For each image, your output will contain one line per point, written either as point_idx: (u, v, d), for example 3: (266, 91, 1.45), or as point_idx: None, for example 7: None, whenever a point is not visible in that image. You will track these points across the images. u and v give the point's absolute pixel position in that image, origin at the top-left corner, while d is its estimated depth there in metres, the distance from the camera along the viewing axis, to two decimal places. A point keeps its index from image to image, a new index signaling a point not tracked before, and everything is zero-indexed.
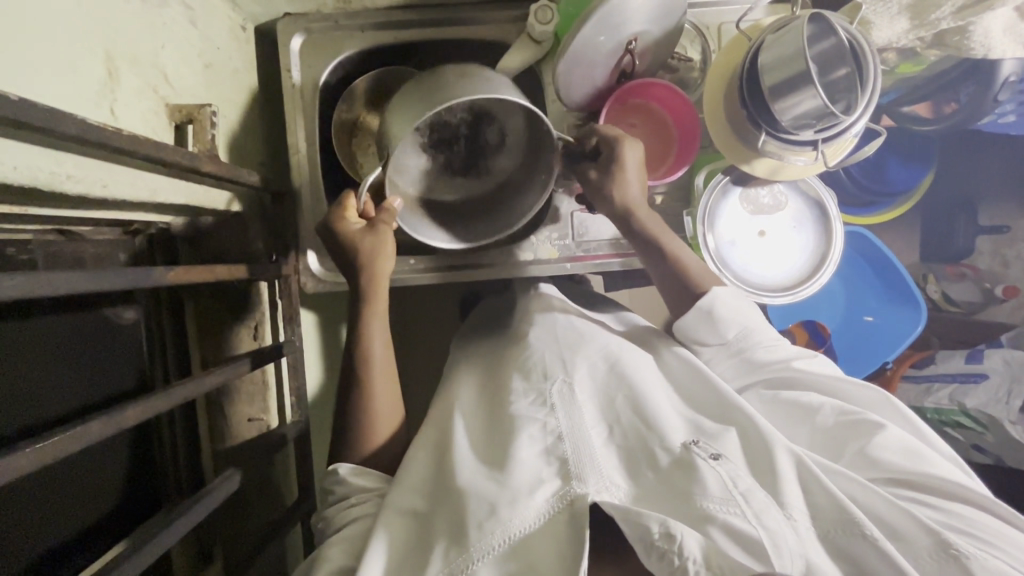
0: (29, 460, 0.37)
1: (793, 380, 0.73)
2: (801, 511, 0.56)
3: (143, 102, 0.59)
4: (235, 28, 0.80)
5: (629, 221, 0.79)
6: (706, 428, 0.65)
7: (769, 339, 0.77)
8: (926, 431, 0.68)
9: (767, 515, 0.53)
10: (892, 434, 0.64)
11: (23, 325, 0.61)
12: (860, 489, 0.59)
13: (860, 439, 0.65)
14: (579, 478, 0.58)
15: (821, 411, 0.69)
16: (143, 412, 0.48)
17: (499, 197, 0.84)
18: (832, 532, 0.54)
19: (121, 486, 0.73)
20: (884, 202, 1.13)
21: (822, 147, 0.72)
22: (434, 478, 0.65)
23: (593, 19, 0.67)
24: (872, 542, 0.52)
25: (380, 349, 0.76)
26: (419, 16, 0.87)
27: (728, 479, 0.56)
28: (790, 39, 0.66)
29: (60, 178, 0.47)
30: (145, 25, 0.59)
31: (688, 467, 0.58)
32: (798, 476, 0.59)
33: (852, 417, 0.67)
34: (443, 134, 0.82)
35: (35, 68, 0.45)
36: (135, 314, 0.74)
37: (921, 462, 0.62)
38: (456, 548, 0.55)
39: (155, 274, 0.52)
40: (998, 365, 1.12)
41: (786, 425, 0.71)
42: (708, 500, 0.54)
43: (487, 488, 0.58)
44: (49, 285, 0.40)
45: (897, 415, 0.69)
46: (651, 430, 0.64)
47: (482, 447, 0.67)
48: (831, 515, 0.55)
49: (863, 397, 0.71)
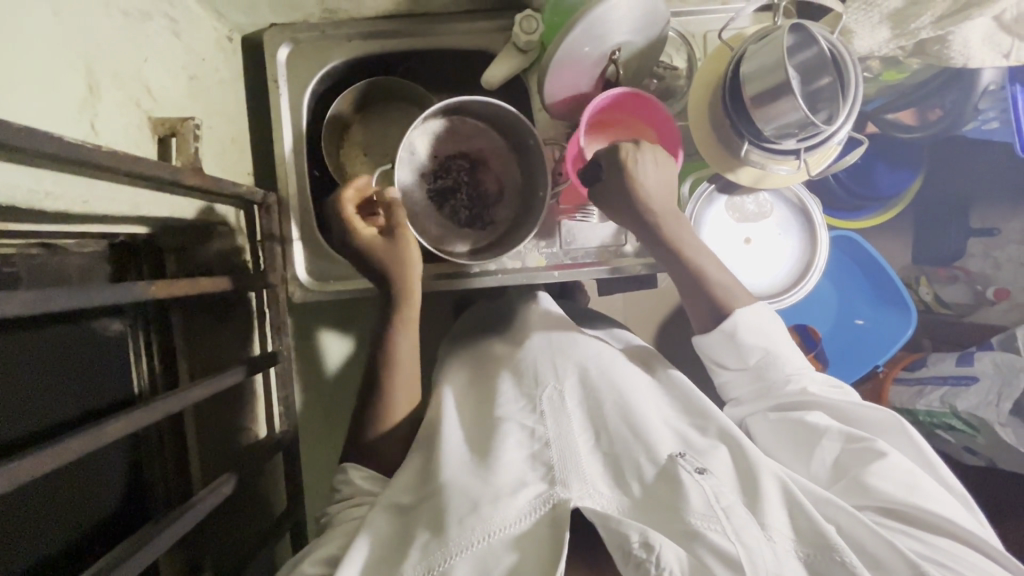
0: (3, 481, 0.37)
1: (801, 403, 0.73)
2: (782, 531, 0.55)
3: (125, 116, 0.59)
4: (220, 38, 0.80)
5: (645, 220, 0.79)
6: (695, 443, 0.66)
7: (794, 368, 0.75)
8: (934, 462, 0.67)
9: (748, 532, 0.54)
10: (894, 462, 0.64)
11: (10, 339, 0.61)
12: (844, 514, 0.59)
13: (858, 466, 0.65)
14: (563, 483, 0.58)
15: (826, 434, 0.68)
16: (122, 427, 0.49)
17: (505, 240, 0.89)
18: (813, 557, 0.54)
19: (114, 495, 0.73)
20: (871, 208, 1.15)
21: (805, 156, 0.73)
22: (419, 478, 0.65)
23: (578, 30, 0.68)
24: (850, 570, 0.52)
25: (408, 360, 0.76)
26: (404, 25, 0.87)
27: (712, 494, 0.57)
28: (770, 49, 0.67)
29: (39, 195, 0.47)
30: (127, 39, 0.60)
31: (673, 480, 0.58)
32: (784, 502, 0.58)
33: (852, 442, 0.67)
34: (446, 184, 0.90)
35: (13, 86, 0.45)
36: (123, 325, 0.74)
37: (915, 493, 0.61)
38: (438, 541, 0.55)
39: (139, 288, 0.52)
40: (988, 368, 1.12)
41: (788, 444, 0.70)
42: (692, 515, 0.54)
43: (470, 486, 0.59)
44: (25, 305, 0.40)
45: (906, 443, 0.69)
46: (637, 438, 0.64)
47: (469, 445, 0.67)
48: (810, 537, 0.55)
49: (871, 420, 0.70)
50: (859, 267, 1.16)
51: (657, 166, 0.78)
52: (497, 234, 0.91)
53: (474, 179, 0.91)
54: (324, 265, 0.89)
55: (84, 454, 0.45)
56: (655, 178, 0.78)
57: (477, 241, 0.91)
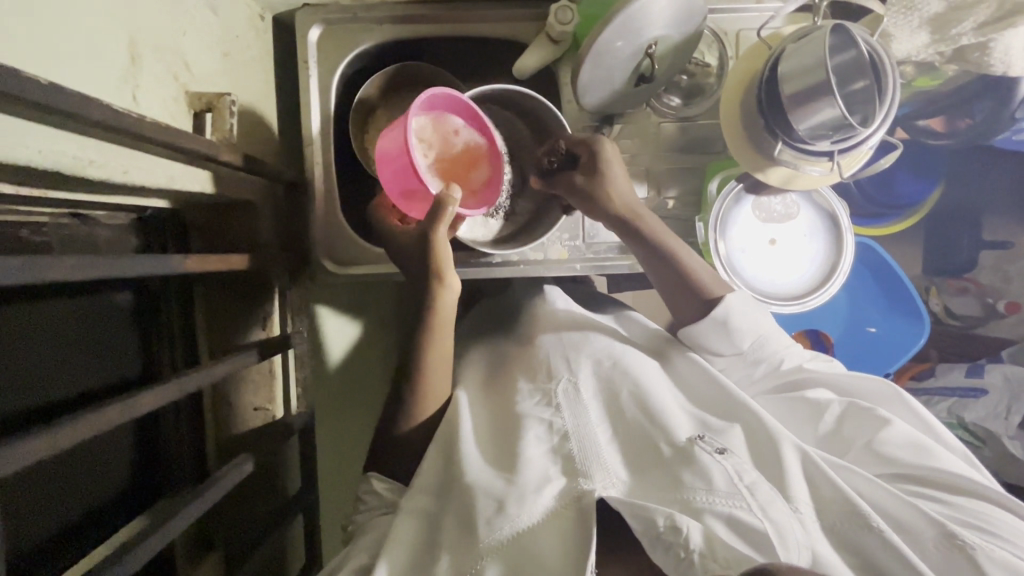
0: (51, 445, 0.38)
1: (796, 380, 0.77)
2: (807, 503, 0.58)
3: (164, 89, 0.59)
4: (253, 16, 0.80)
5: (628, 221, 0.79)
6: (711, 423, 0.67)
7: (782, 343, 0.78)
8: (932, 424, 0.71)
9: (774, 508, 0.55)
10: (898, 429, 0.67)
11: (37, 307, 0.59)
12: (866, 483, 0.61)
13: (865, 435, 0.68)
14: (586, 475, 0.58)
15: (829, 408, 0.72)
16: (157, 398, 0.49)
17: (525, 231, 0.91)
18: (840, 525, 0.56)
19: (132, 471, 0.73)
20: (891, 215, 1.13)
21: (838, 158, 0.73)
22: (442, 475, 0.65)
23: (617, 21, 0.68)
24: (878, 534, 0.55)
25: (433, 369, 0.73)
26: (435, 10, 0.87)
27: (734, 473, 0.57)
28: (812, 48, 0.67)
29: (83, 163, 0.46)
30: (167, 11, 0.59)
31: (693, 461, 0.59)
32: (804, 472, 0.61)
33: (854, 413, 0.70)
34: None
35: (60, 52, 0.45)
36: (144, 300, 0.73)
37: (924, 456, 0.65)
38: (467, 545, 0.56)
39: (172, 261, 0.52)
40: (997, 381, 1.13)
41: (792, 418, 0.74)
42: (714, 493, 0.55)
43: (496, 486, 0.59)
44: (71, 270, 0.40)
45: (905, 411, 0.73)
46: (655, 425, 0.65)
47: (487, 447, 0.67)
48: (836, 509, 0.57)
49: (868, 390, 0.75)
50: (875, 276, 1.15)
51: (620, 162, 0.81)
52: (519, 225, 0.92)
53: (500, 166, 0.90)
54: (350, 250, 0.89)
55: (120, 423, 0.45)
56: (621, 173, 0.81)
57: (497, 232, 0.91)
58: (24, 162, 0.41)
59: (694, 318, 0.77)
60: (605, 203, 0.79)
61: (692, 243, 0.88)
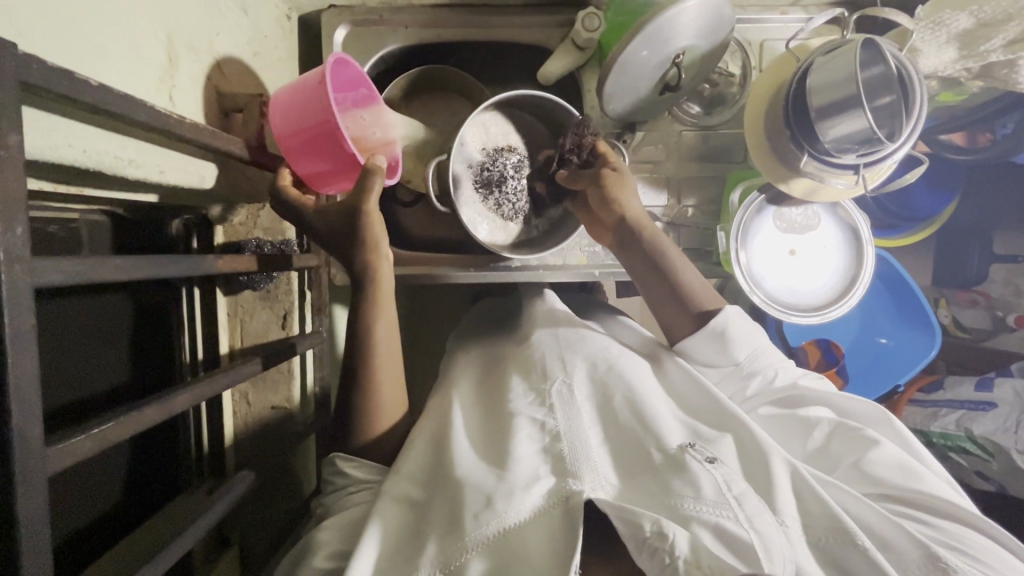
0: (87, 446, 0.37)
1: (791, 395, 0.76)
2: (793, 516, 0.58)
3: (198, 88, 0.59)
4: (281, 17, 0.80)
5: (634, 229, 0.79)
6: (702, 432, 0.67)
7: (774, 358, 0.78)
8: (919, 450, 0.72)
9: (760, 519, 0.54)
10: (885, 450, 0.68)
11: (66, 304, 0.59)
12: (852, 499, 0.62)
13: (853, 454, 0.68)
14: (575, 475, 0.58)
15: (819, 425, 0.72)
16: (186, 400, 0.48)
17: (544, 238, 0.91)
18: (823, 540, 0.56)
19: (147, 468, 0.72)
20: (907, 226, 1.12)
21: (863, 171, 0.73)
22: (433, 469, 0.65)
23: (645, 31, 0.69)
24: (861, 550, 0.54)
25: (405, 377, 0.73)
26: (462, 15, 0.88)
27: (723, 482, 0.57)
28: (842, 61, 0.67)
29: (122, 163, 0.47)
30: (205, 12, 0.60)
31: (684, 468, 0.59)
32: (793, 486, 0.61)
33: (843, 432, 0.71)
34: (495, 174, 0.89)
35: (105, 50, 0.45)
36: (169, 299, 0.73)
37: (909, 478, 0.65)
38: (454, 539, 0.55)
39: (205, 262, 0.52)
40: (1007, 396, 1.10)
41: (781, 433, 0.74)
42: (702, 501, 0.55)
43: (486, 482, 0.58)
44: (115, 271, 0.40)
45: (891, 433, 0.73)
46: (648, 431, 0.65)
47: (479, 443, 0.66)
48: (822, 523, 0.57)
49: (857, 412, 0.75)
50: (889, 288, 1.16)
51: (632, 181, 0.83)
52: (535, 231, 0.92)
53: (520, 172, 0.90)
54: None
55: (157, 423, 0.45)
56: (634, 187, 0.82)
57: (513, 234, 0.91)
58: (69, 162, 0.42)
59: (693, 327, 0.76)
60: (618, 204, 0.79)
61: (709, 251, 0.89)
